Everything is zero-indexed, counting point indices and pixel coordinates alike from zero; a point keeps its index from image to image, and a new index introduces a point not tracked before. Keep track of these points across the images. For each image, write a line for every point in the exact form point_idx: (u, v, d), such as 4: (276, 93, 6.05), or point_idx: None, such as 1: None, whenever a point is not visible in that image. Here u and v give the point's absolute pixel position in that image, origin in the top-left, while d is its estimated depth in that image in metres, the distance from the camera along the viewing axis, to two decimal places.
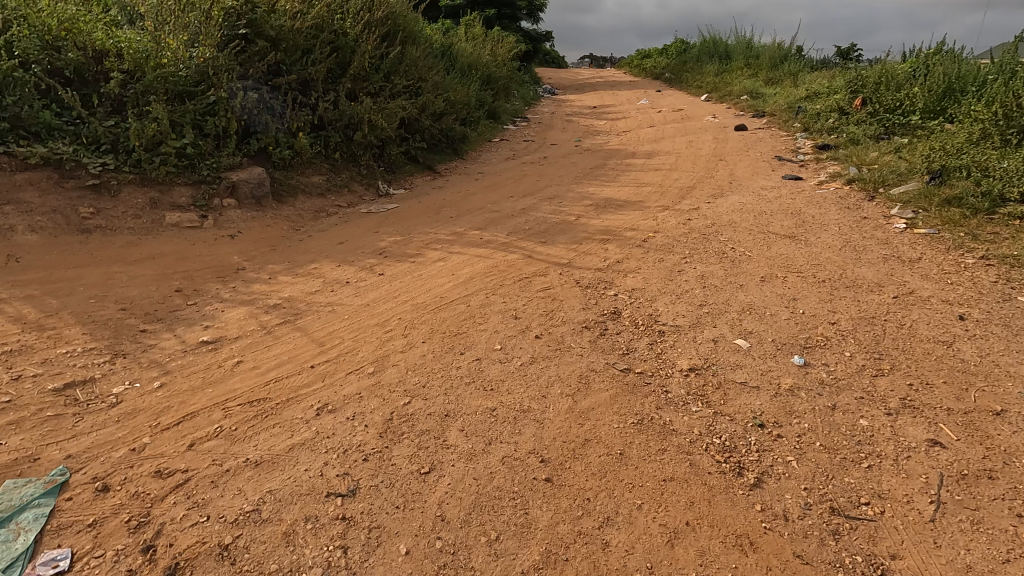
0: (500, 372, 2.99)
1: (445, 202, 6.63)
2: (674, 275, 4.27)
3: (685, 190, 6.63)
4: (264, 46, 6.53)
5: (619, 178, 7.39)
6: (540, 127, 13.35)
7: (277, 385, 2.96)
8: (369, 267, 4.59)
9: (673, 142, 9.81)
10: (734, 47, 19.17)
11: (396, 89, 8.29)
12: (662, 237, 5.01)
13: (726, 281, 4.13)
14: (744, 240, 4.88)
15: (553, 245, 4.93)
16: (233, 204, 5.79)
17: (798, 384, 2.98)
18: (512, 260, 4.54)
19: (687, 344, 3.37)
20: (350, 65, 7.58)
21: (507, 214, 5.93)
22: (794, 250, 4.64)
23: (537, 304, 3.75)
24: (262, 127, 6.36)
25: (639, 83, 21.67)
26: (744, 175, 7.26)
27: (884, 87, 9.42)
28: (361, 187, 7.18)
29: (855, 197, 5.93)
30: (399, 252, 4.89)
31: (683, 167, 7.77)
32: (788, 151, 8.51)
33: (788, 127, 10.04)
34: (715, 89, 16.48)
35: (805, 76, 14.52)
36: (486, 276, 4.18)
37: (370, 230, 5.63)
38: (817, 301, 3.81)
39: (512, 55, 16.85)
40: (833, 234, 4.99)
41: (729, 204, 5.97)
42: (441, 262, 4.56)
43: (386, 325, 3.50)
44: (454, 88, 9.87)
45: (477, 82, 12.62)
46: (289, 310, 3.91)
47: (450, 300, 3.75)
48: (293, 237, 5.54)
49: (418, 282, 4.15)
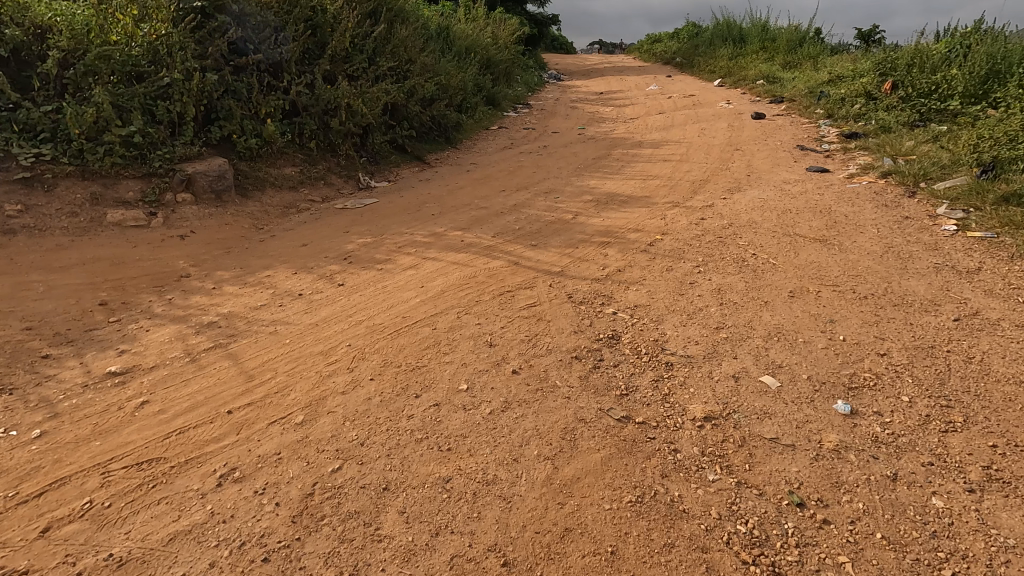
0: (463, 424, 2.35)
1: (430, 197, 5.98)
2: (684, 288, 3.61)
3: (696, 184, 5.93)
4: (227, 22, 5.87)
5: (624, 170, 6.69)
6: (542, 114, 12.61)
7: (180, 439, 2.33)
8: (329, 276, 3.95)
9: (684, 130, 9.06)
10: (749, 29, 18.25)
11: (381, 72, 7.61)
12: (671, 239, 4.34)
13: (747, 297, 3.46)
14: (767, 243, 4.20)
15: (544, 249, 4.27)
16: (188, 199, 5.16)
17: (844, 443, 2.32)
18: (495, 268, 3.89)
19: (701, 383, 2.71)
20: (328, 45, 6.91)
21: (496, 211, 5.27)
22: (826, 257, 3.95)
23: (518, 327, 3.10)
24: (224, 112, 5.72)
25: (649, 69, 20.78)
26: (763, 167, 6.54)
27: (917, 69, 8.72)
28: (340, 179, 6.54)
29: (892, 193, 5.22)
30: (367, 257, 4.25)
31: (695, 158, 7.05)
32: (811, 139, 7.76)
33: (810, 113, 9.28)
34: (729, 75, 15.61)
35: (826, 59, 13.64)
36: (461, 288, 3.54)
37: (341, 229, 4.99)
38: (859, 325, 3.13)
39: (514, 38, 16.05)
40: (871, 237, 4.29)
41: (747, 200, 5.27)
42: (412, 270, 3.92)
43: (331, 354, 2.86)
44: (447, 72, 9.17)
45: (475, 67, 11.89)
46: (224, 330, 3.28)
47: (413, 322, 3.11)
48: (253, 238, 4.92)
49: (380, 297, 3.51)
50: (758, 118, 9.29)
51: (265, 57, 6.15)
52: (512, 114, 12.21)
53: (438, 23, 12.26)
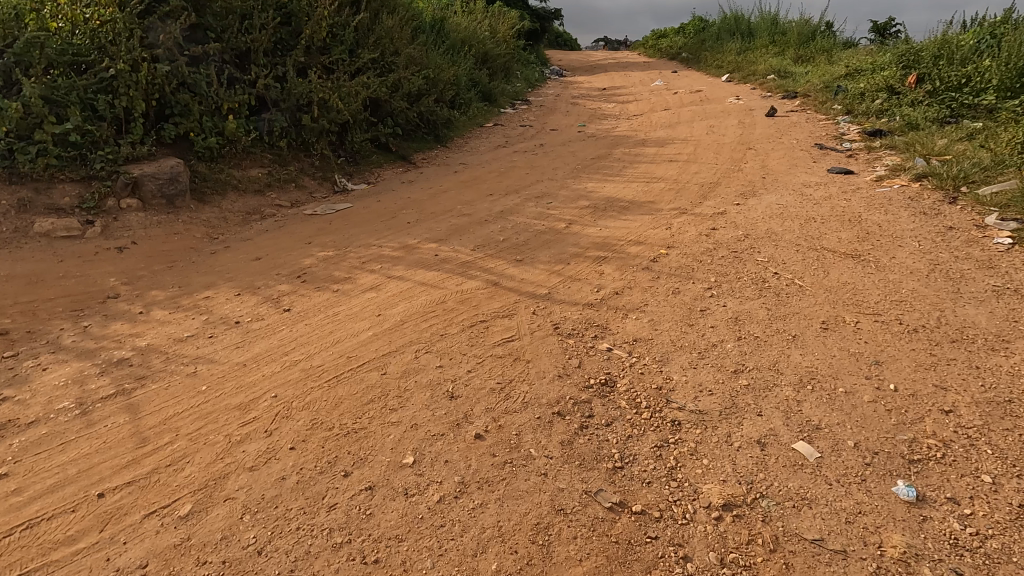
0: (400, 521, 1.76)
1: (409, 201, 5.40)
2: (693, 317, 3.01)
3: (704, 188, 5.33)
4: (184, 8, 5.29)
5: (625, 171, 6.09)
6: (540, 111, 11.99)
7: (24, 539, 1.76)
8: (277, 298, 3.38)
9: (691, 127, 8.44)
10: (757, 23, 17.58)
11: (362, 65, 7.03)
12: (678, 253, 3.75)
13: (770, 329, 2.86)
14: (790, 259, 3.61)
15: (530, 266, 3.69)
16: (134, 205, 4.60)
17: (914, 549, 1.72)
18: (470, 289, 3.31)
19: (717, 452, 2.12)
20: (301, 35, 6.33)
21: (480, 219, 4.69)
22: (861, 278, 3.35)
23: (489, 371, 2.51)
24: (180, 108, 5.15)
25: (653, 64, 20.14)
26: (779, 168, 5.94)
27: (944, 61, 8.08)
28: (313, 182, 5.98)
29: (929, 199, 4.61)
30: (324, 275, 3.67)
31: (703, 158, 6.44)
32: (830, 137, 7.15)
33: (827, 109, 8.64)
34: (737, 70, 14.95)
35: (840, 53, 12.98)
36: (425, 317, 2.95)
37: (304, 240, 4.41)
38: (912, 370, 2.52)
39: (512, 31, 15.43)
40: (912, 252, 3.68)
41: (763, 207, 4.67)
42: (373, 292, 3.33)
43: (249, 409, 2.28)
44: (437, 66, 8.60)
45: (469, 61, 11.29)
46: (135, 370, 2.70)
47: (360, 365, 2.52)
48: (204, 250, 4.36)
49: (329, 326, 2.92)
50: (771, 115, 8.67)
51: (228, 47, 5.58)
52: (509, 111, 11.60)
53: (431, 15, 11.66)
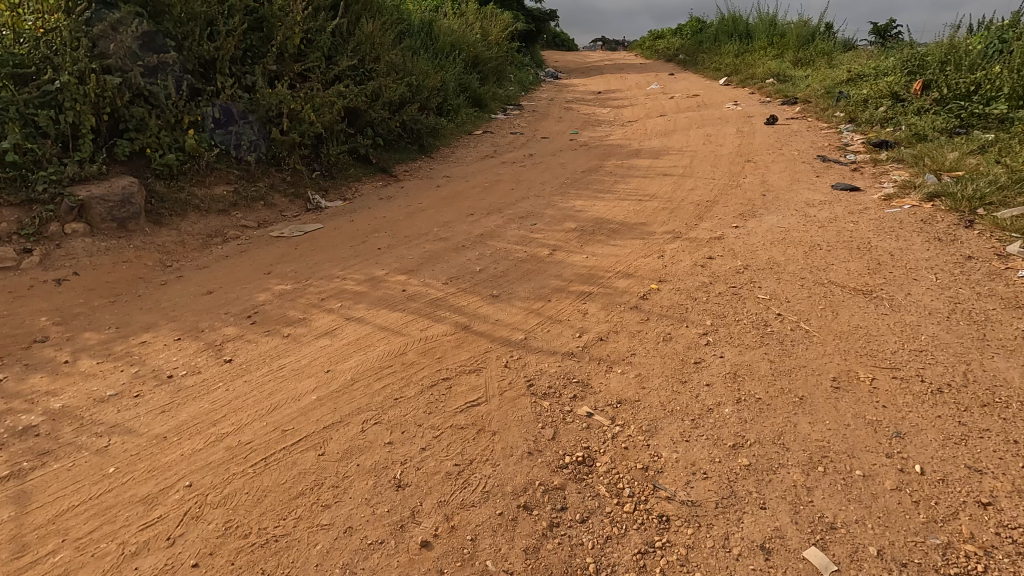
0: None
1: (384, 221, 5.03)
2: (686, 371, 2.66)
3: (700, 207, 4.98)
4: (140, 15, 4.94)
5: (616, 188, 5.73)
6: (533, 116, 11.62)
7: None
8: (221, 344, 3.02)
9: (687, 136, 8.10)
10: (756, 25, 17.24)
11: (338, 73, 6.66)
12: (670, 288, 3.39)
13: (773, 388, 2.50)
14: (794, 297, 3.26)
15: (507, 305, 3.34)
16: (81, 230, 4.24)
17: None
18: (436, 335, 2.94)
19: (713, 562, 1.76)
20: (271, 42, 5.96)
21: (457, 244, 4.33)
22: (875, 321, 2.99)
23: (446, 449, 2.15)
24: (135, 122, 4.79)
25: (650, 66, 19.77)
26: (780, 183, 5.59)
27: (952, 66, 7.73)
28: (284, 200, 5.62)
29: (944, 221, 4.26)
30: (277, 315, 3.31)
31: (700, 171, 6.09)
32: (833, 148, 6.80)
33: (829, 116, 8.30)
34: (735, 73, 14.60)
35: (841, 56, 12.63)
36: (380, 374, 2.58)
37: (263, 270, 4.05)
38: (940, 445, 2.17)
39: (505, 34, 15.06)
40: (930, 287, 3.32)
41: (764, 231, 4.31)
42: (327, 338, 2.97)
43: (156, 505, 1.92)
44: (421, 73, 8.23)
45: (458, 66, 10.91)
46: (40, 441, 2.34)
47: (296, 441, 2.16)
48: (154, 281, 3.99)
49: (269, 385, 2.56)
50: (770, 123, 8.32)
51: (190, 56, 5.22)
52: (500, 117, 11.24)
53: (419, 18, 11.29)
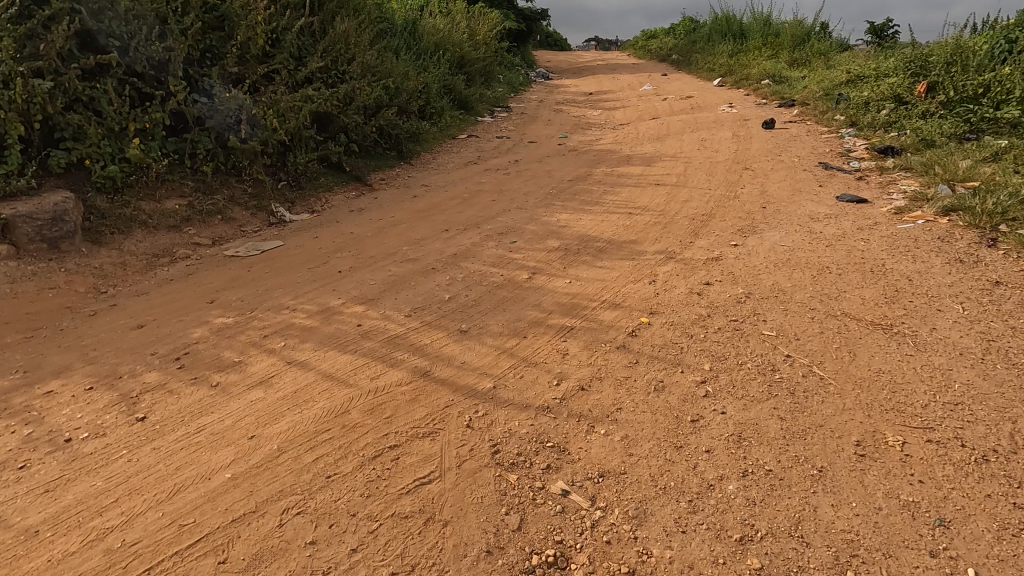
0: None
1: (350, 238, 4.59)
2: (681, 432, 2.24)
3: (695, 222, 4.57)
4: (78, 12, 4.47)
5: (604, 200, 5.32)
6: (521, 119, 11.19)
7: None
8: (138, 396, 2.58)
9: (681, 141, 7.71)
10: (750, 24, 16.88)
11: (307, 75, 6.22)
12: (662, 323, 2.98)
13: (785, 456, 2.08)
14: (804, 333, 2.85)
15: (475, 343, 2.91)
16: (4, 253, 3.79)
17: None
18: (388, 385, 2.51)
19: None
20: (231, 42, 5.52)
21: (427, 266, 3.90)
22: (900, 365, 2.58)
23: (382, 551, 1.72)
24: (71, 130, 4.34)
25: (643, 66, 19.40)
26: (780, 194, 5.20)
27: (958, 67, 7.38)
28: (244, 214, 5.17)
29: (963, 239, 3.87)
30: (210, 356, 2.87)
31: (694, 181, 5.68)
32: (835, 154, 6.42)
33: (829, 120, 7.92)
34: (730, 74, 14.23)
35: (838, 56, 12.28)
36: (312, 441, 2.14)
37: (207, 298, 3.61)
38: (994, 538, 1.76)
39: (493, 34, 14.63)
40: (958, 321, 2.92)
41: (766, 251, 3.90)
42: (261, 388, 2.53)
43: None
44: (400, 75, 7.79)
45: (441, 67, 10.48)
46: None
47: (195, 543, 1.73)
48: (83, 311, 3.54)
49: (178, 455, 2.13)
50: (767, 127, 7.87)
51: (137, 57, 4.77)
52: (487, 120, 10.80)
53: (401, 18, 10.84)
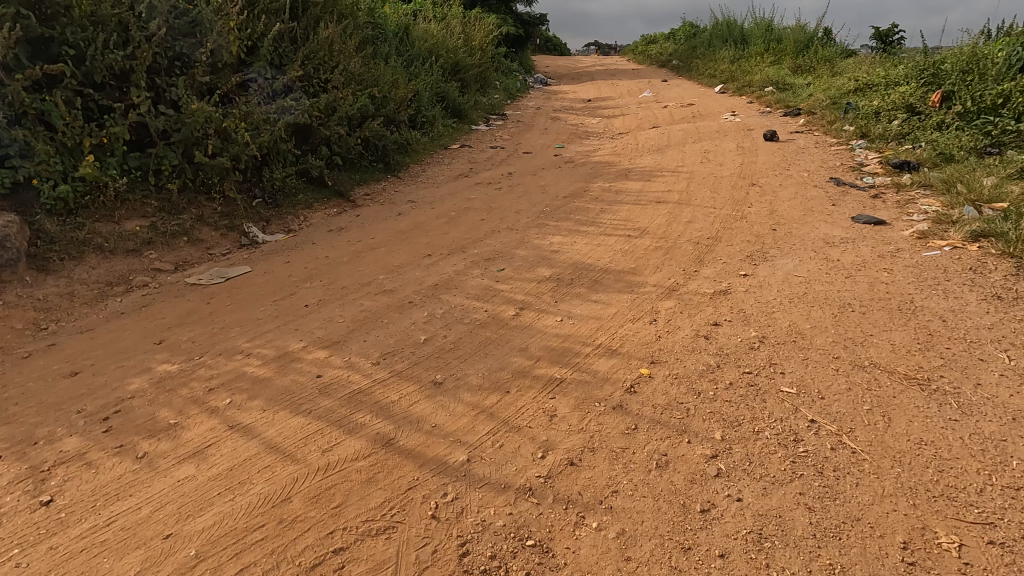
0: None
1: (324, 264, 4.22)
2: (689, 527, 1.86)
3: (699, 247, 4.20)
4: (27, 18, 4.11)
5: (601, 220, 4.96)
6: (516, 127, 10.84)
7: None
8: (49, 469, 2.19)
9: (682, 153, 7.36)
10: (751, 30, 16.57)
11: (285, 84, 5.86)
12: (663, 375, 2.61)
13: (816, 565, 1.71)
14: (829, 390, 2.48)
15: (449, 400, 2.53)
16: None
17: None
18: (341, 460, 2.13)
19: None
20: (201, 49, 5.15)
21: (404, 300, 3.52)
22: (943, 434, 2.21)
23: None
24: (17, 147, 3.96)
25: (642, 72, 19.09)
26: (789, 214, 4.84)
27: (973, 76, 7.05)
28: (212, 235, 4.80)
29: (997, 270, 3.50)
30: (143, 415, 2.49)
31: (697, 198, 5.32)
32: (846, 169, 6.07)
33: (838, 130, 7.58)
34: (731, 80, 13.90)
35: (842, 63, 11.96)
36: (240, 545, 1.77)
37: (156, 337, 3.23)
38: None
39: (489, 40, 14.32)
40: (1004, 375, 2.55)
41: (779, 284, 3.52)
42: (192, 462, 2.15)
43: None
44: (387, 84, 7.43)
45: (433, 74, 10.12)
46: None
47: None
48: (16, 352, 3.16)
49: (77, 562, 1.75)
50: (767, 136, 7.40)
51: (94, 67, 4.40)
52: (480, 129, 10.44)
53: (392, 24, 10.49)
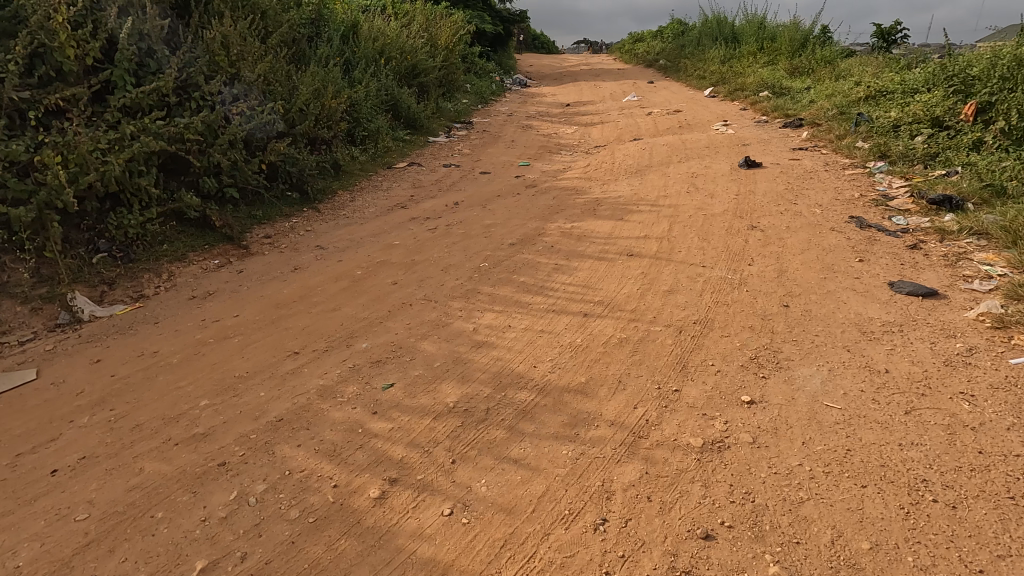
0: None
1: (141, 370, 2.91)
2: None
3: (680, 341, 2.95)
4: None
5: (553, 284, 3.69)
6: (480, 139, 9.55)
7: None
8: None
9: (665, 175, 6.14)
10: (742, 27, 15.39)
11: (149, 98, 4.54)
12: None
13: None
14: None
15: None
16: None
17: None
18: None
19: None
20: (10, 56, 3.84)
21: (212, 458, 2.23)
22: None
23: None
24: None
25: (630, 72, 17.88)
26: (803, 277, 3.61)
27: (1015, 83, 5.86)
28: (15, 312, 3.50)
29: None
30: None
31: (680, 249, 4.08)
32: (868, 203, 4.85)
33: (850, 147, 6.38)
34: (723, 82, 12.68)
35: (846, 64, 10.77)
36: None
37: None
38: None
39: (457, 38, 13.07)
40: None
41: (803, 427, 2.26)
42: None
43: None
44: (307, 94, 6.12)
45: (382, 80, 8.82)
46: None
47: None
48: None
49: None
50: (746, 165, 6.10)
51: None
52: (438, 141, 9.15)
53: (335, 21, 9.18)
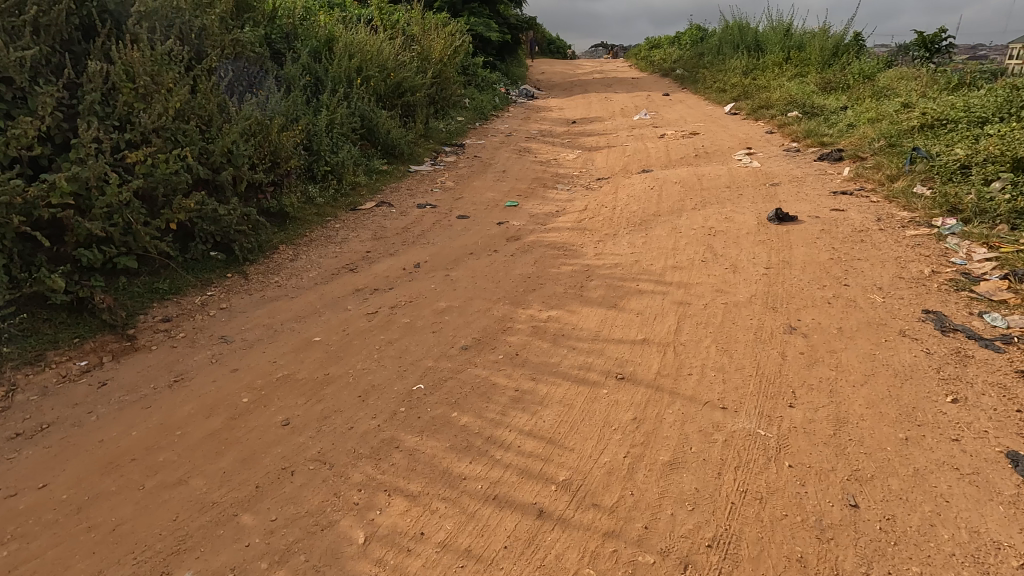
0: None
1: None
2: None
3: None
4: None
5: (506, 437, 2.57)
6: (469, 167, 8.47)
7: None
8: None
9: (676, 229, 4.98)
10: (767, 34, 14.11)
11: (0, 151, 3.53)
12: None
13: None
14: None
15: None
16: None
17: None
18: None
19: None
20: None
21: None
22: None
23: None
24: None
25: (645, 82, 16.65)
26: (873, 433, 2.44)
27: None
28: None
29: None
30: None
31: (691, 369, 2.94)
32: (946, 287, 3.65)
33: (908, 194, 5.16)
34: (746, 97, 11.45)
35: (888, 77, 9.48)
36: None
37: None
38: None
39: (454, 50, 12.00)
40: None
41: None
42: None
43: None
44: (241, 129, 5.07)
45: (355, 103, 7.78)
46: None
47: None
48: None
49: None
50: (777, 219, 4.91)
51: None
52: (420, 170, 8.09)
53: (305, 36, 8.15)
